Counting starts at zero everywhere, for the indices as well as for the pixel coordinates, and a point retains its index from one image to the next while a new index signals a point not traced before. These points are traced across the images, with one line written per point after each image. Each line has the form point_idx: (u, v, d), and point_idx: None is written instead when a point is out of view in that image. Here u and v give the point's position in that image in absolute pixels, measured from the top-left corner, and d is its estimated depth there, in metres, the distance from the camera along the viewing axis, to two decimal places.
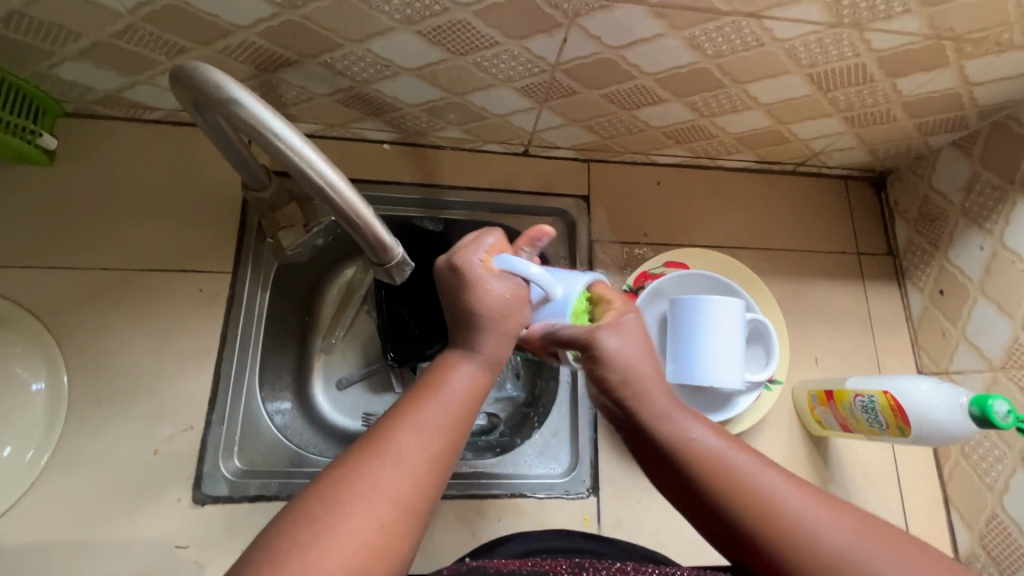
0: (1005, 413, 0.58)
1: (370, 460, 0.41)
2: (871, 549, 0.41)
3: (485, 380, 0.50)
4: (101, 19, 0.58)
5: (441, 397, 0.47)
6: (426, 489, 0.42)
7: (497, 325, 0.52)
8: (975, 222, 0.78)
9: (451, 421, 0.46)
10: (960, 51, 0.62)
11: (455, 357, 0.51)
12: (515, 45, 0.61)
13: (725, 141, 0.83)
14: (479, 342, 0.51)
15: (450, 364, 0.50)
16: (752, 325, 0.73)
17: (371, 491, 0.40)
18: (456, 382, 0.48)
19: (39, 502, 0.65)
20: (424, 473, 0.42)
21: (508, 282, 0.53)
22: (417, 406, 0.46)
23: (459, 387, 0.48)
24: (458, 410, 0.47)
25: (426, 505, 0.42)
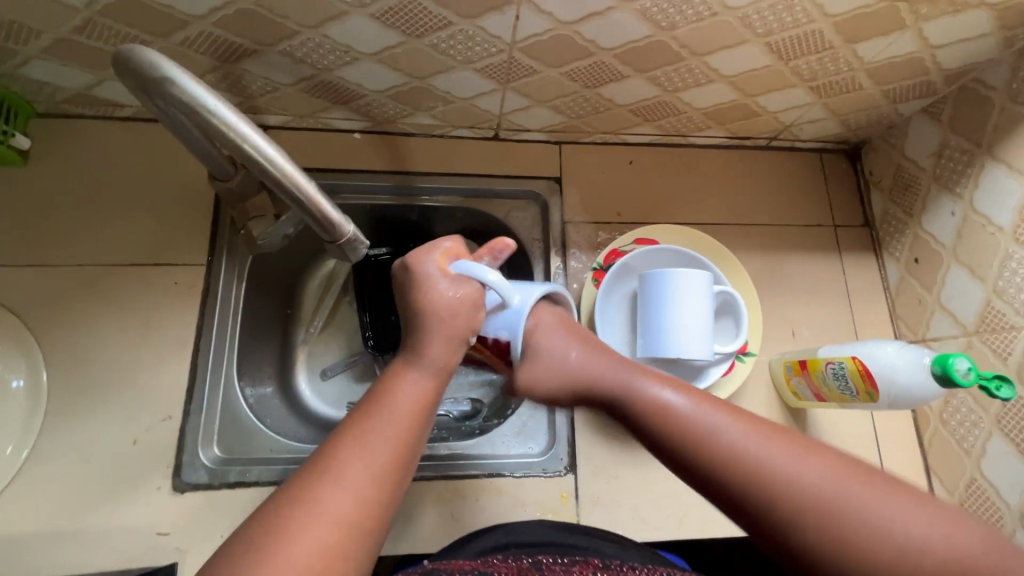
0: (966, 370, 0.58)
1: (319, 480, 0.44)
2: (819, 474, 0.47)
3: (433, 389, 0.53)
4: (61, 14, 0.59)
5: (387, 412, 0.50)
6: (375, 504, 0.45)
7: (446, 331, 0.56)
8: (946, 187, 0.78)
9: (398, 434, 0.49)
10: (916, 12, 0.62)
11: (402, 370, 0.54)
12: (469, 24, 0.61)
13: (693, 117, 0.83)
14: (428, 353, 0.55)
15: (401, 376, 0.53)
16: (720, 296, 0.73)
17: (314, 516, 0.42)
18: (403, 395, 0.51)
19: (22, 494, 0.66)
20: (372, 491, 0.45)
21: (457, 285, 0.58)
22: (362, 424, 0.49)
23: (405, 403, 0.51)
24: (404, 426, 0.49)
25: (375, 522, 0.44)
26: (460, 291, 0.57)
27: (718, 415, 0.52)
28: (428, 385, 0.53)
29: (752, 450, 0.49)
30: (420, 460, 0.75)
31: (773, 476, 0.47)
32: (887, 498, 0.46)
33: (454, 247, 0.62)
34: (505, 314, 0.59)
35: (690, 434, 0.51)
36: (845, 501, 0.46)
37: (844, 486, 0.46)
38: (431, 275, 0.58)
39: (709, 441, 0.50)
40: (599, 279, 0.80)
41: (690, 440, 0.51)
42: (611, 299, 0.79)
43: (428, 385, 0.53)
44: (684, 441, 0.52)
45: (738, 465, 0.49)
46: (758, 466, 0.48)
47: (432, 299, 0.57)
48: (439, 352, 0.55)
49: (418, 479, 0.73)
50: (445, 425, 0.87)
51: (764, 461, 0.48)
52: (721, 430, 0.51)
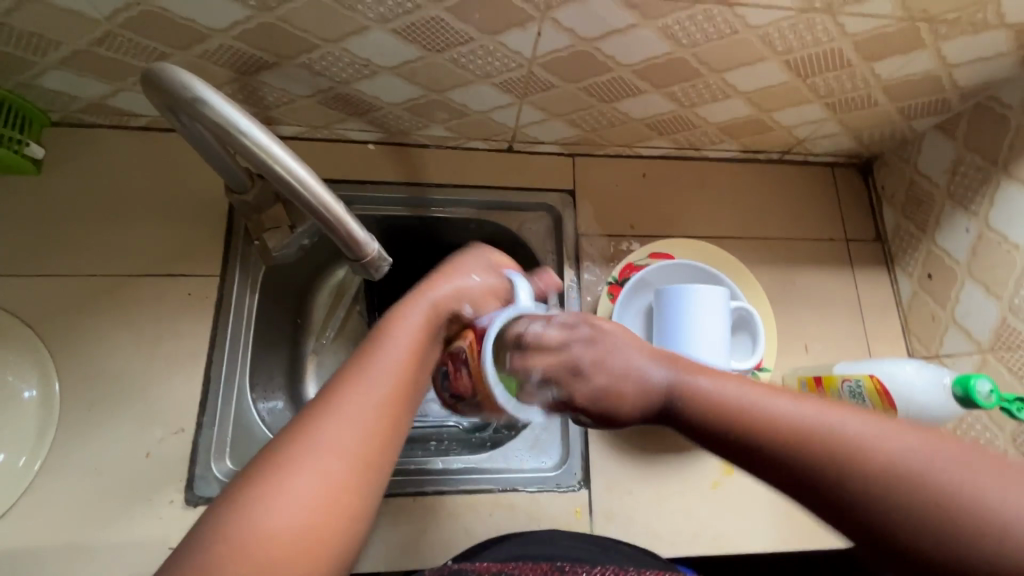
0: (988, 393, 0.59)
1: (318, 415, 0.40)
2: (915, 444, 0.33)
3: (430, 322, 0.50)
4: (81, 27, 0.59)
5: (382, 351, 0.45)
6: (380, 438, 0.41)
7: (455, 284, 0.55)
8: (961, 204, 0.78)
9: (399, 370, 0.44)
10: (936, 32, 0.62)
11: (397, 311, 0.50)
12: (490, 40, 0.61)
13: (708, 131, 0.83)
14: (425, 296, 0.52)
15: (399, 316, 0.50)
16: (736, 313, 0.73)
17: (316, 451, 0.38)
18: (400, 329, 0.48)
19: (33, 507, 0.66)
20: (374, 423, 0.41)
21: (481, 263, 0.60)
22: (359, 361, 0.44)
23: (403, 335, 0.47)
24: (402, 358, 0.45)
25: (381, 454, 0.41)
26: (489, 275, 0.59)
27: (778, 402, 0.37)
28: (425, 320, 0.50)
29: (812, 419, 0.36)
30: (434, 474, 0.74)
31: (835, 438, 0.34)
32: (992, 473, 0.31)
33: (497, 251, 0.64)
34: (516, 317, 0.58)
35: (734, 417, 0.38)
36: (970, 488, 0.31)
37: (929, 443, 0.33)
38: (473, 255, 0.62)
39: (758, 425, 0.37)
40: (615, 293, 0.79)
41: (732, 429, 0.38)
42: (627, 313, 0.78)
43: (424, 319, 0.50)
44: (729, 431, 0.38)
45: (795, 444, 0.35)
46: (816, 432, 0.35)
47: (450, 263, 0.59)
48: (440, 295, 0.53)
49: (433, 493, 0.73)
50: (456, 437, 0.87)
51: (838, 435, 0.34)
52: (766, 407, 0.38)
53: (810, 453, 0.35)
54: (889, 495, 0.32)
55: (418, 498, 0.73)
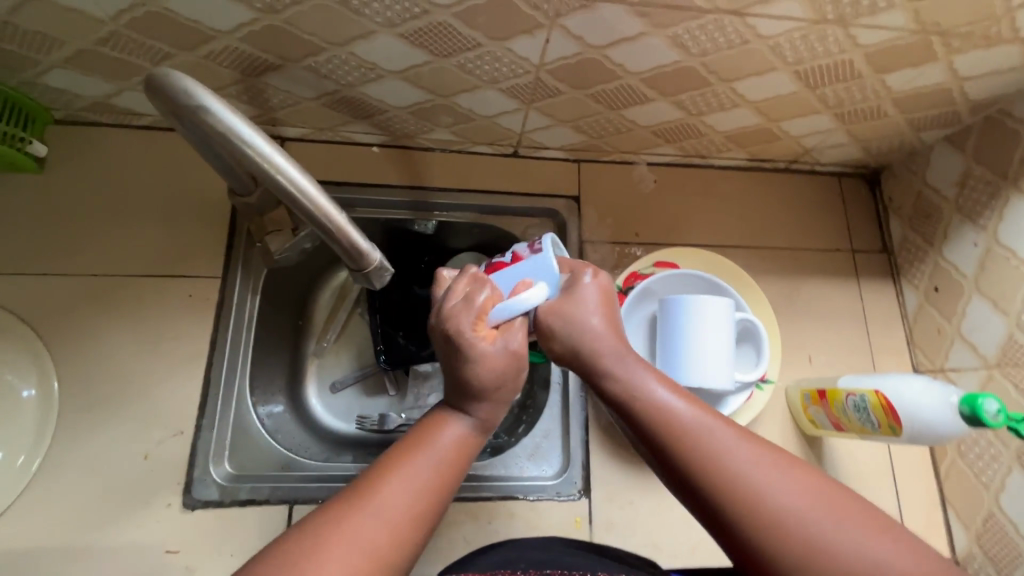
0: (996, 412, 0.57)
1: (356, 512, 0.42)
2: (780, 481, 0.43)
3: (476, 443, 0.50)
4: (85, 26, 0.59)
5: (430, 458, 0.47)
6: (399, 555, 0.42)
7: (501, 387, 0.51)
8: (969, 217, 0.77)
9: (439, 482, 0.46)
10: (948, 46, 0.61)
11: (447, 412, 0.50)
12: (497, 46, 0.61)
13: (715, 139, 0.82)
14: (472, 408, 0.50)
15: (448, 416, 0.50)
16: (740, 324, 0.73)
17: (348, 546, 0.40)
18: (449, 436, 0.48)
19: (30, 508, 0.65)
20: (403, 534, 0.43)
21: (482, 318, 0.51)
22: (404, 462, 0.46)
23: (448, 448, 0.48)
24: (444, 471, 0.46)
25: (401, 563, 0.42)
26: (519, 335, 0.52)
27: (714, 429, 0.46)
28: (473, 437, 0.50)
29: (712, 443, 0.46)
30: None
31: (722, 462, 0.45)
32: (830, 513, 0.42)
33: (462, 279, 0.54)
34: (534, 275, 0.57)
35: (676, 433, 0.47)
36: (800, 521, 0.42)
37: (791, 488, 0.43)
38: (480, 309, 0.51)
39: (690, 445, 0.46)
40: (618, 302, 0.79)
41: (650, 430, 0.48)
42: (630, 325, 0.78)
43: (473, 437, 0.50)
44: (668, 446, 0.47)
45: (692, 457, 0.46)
46: (708, 455, 0.45)
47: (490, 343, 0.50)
48: (486, 408, 0.50)
49: None
50: None
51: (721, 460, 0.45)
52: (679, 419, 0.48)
53: (723, 479, 0.44)
54: (772, 534, 0.42)
55: None
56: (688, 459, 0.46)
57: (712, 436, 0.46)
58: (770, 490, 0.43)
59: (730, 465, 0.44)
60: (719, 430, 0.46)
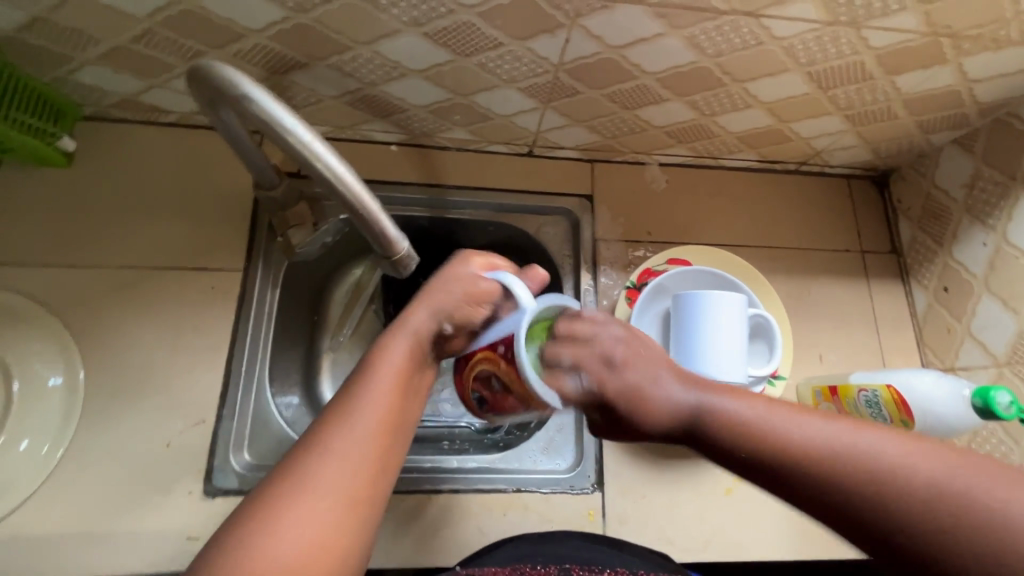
0: (1007, 404, 0.59)
1: (311, 459, 0.44)
2: (848, 437, 0.40)
3: (408, 348, 0.53)
4: (121, 24, 0.61)
5: (369, 381, 0.49)
6: (361, 478, 0.45)
7: (428, 303, 0.55)
8: (978, 218, 0.79)
9: (381, 401, 0.48)
10: (958, 48, 0.63)
11: (386, 339, 0.53)
12: (519, 45, 0.63)
13: (727, 140, 0.84)
14: (404, 323, 0.54)
15: (383, 340, 0.53)
16: (754, 320, 0.74)
17: (305, 490, 0.43)
18: (386, 357, 0.51)
19: (54, 493, 0.66)
20: (358, 459, 0.45)
21: (474, 278, 0.55)
22: (347, 390, 0.49)
23: (387, 363, 0.51)
24: (384, 388, 0.49)
25: (369, 481, 0.45)
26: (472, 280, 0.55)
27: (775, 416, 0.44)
28: (410, 347, 0.53)
29: (769, 423, 0.43)
30: (447, 471, 0.75)
31: (787, 439, 0.42)
32: (904, 449, 0.39)
33: (500, 262, 0.58)
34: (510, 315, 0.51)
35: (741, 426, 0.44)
36: (883, 466, 0.38)
37: (858, 438, 0.40)
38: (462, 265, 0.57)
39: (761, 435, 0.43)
40: (632, 298, 0.80)
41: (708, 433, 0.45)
42: (644, 320, 0.79)
43: (411, 345, 0.53)
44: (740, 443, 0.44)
45: (759, 441, 0.42)
46: (771, 435, 0.42)
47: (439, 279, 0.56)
48: (417, 320, 0.54)
49: (448, 492, 0.74)
50: (468, 437, 0.88)
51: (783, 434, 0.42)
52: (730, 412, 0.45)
53: (794, 450, 0.41)
54: (869, 487, 0.38)
55: (432, 497, 0.73)
56: (749, 442, 0.43)
57: (766, 414, 0.44)
58: (847, 448, 0.40)
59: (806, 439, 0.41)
60: (771, 408, 0.44)
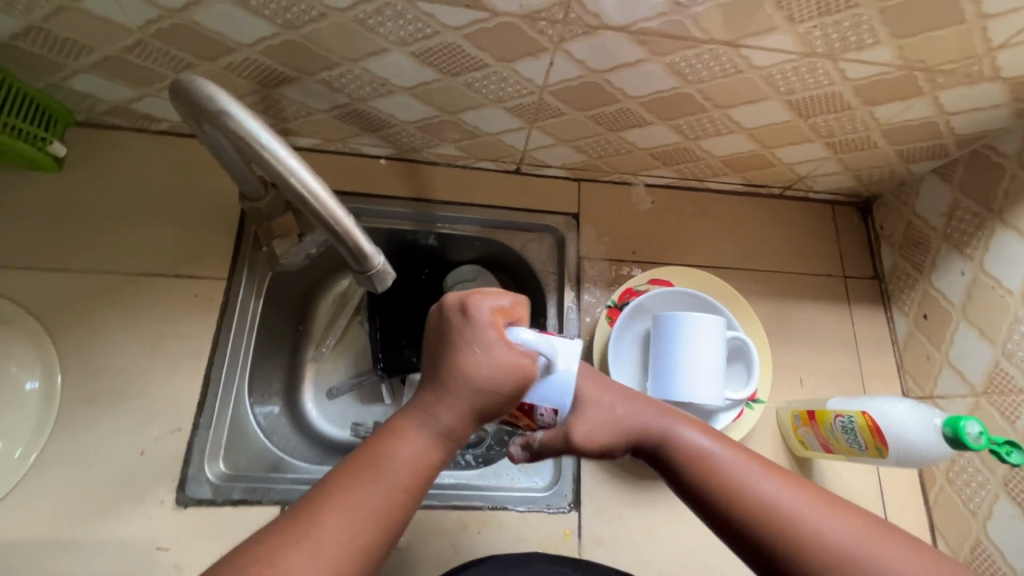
0: (977, 434, 0.59)
1: (293, 555, 0.40)
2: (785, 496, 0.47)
3: (434, 461, 0.47)
4: (114, 34, 0.62)
5: (380, 482, 0.44)
6: None
7: (460, 401, 0.48)
8: (957, 247, 0.80)
9: (388, 510, 0.44)
10: (933, 82, 0.64)
11: (408, 423, 0.48)
12: (504, 67, 0.64)
13: (711, 163, 0.85)
14: (436, 419, 0.47)
15: (407, 434, 0.47)
16: (732, 342, 0.74)
17: None
18: (406, 457, 0.46)
19: (24, 498, 0.66)
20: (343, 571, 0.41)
21: (510, 351, 0.49)
22: (354, 484, 0.44)
23: (403, 469, 0.45)
24: (394, 500, 0.44)
25: None
26: (516, 361, 0.49)
27: (752, 468, 0.49)
28: (433, 446, 0.47)
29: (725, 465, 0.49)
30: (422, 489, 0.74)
31: (732, 477, 0.49)
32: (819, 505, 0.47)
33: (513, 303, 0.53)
34: (545, 384, 0.51)
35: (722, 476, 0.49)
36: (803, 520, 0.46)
37: (790, 495, 0.47)
38: (482, 329, 0.49)
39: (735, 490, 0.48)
40: (613, 317, 0.81)
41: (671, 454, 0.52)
42: (624, 339, 0.79)
43: (436, 450, 0.47)
44: (712, 489, 0.49)
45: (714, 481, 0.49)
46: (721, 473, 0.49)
47: (466, 361, 0.48)
48: (451, 413, 0.48)
49: (422, 508, 0.73)
50: None
51: (731, 477, 0.49)
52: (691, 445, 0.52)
53: (736, 493, 0.48)
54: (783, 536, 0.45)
55: None
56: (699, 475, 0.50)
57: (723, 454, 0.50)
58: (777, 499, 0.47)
59: (730, 472, 0.49)
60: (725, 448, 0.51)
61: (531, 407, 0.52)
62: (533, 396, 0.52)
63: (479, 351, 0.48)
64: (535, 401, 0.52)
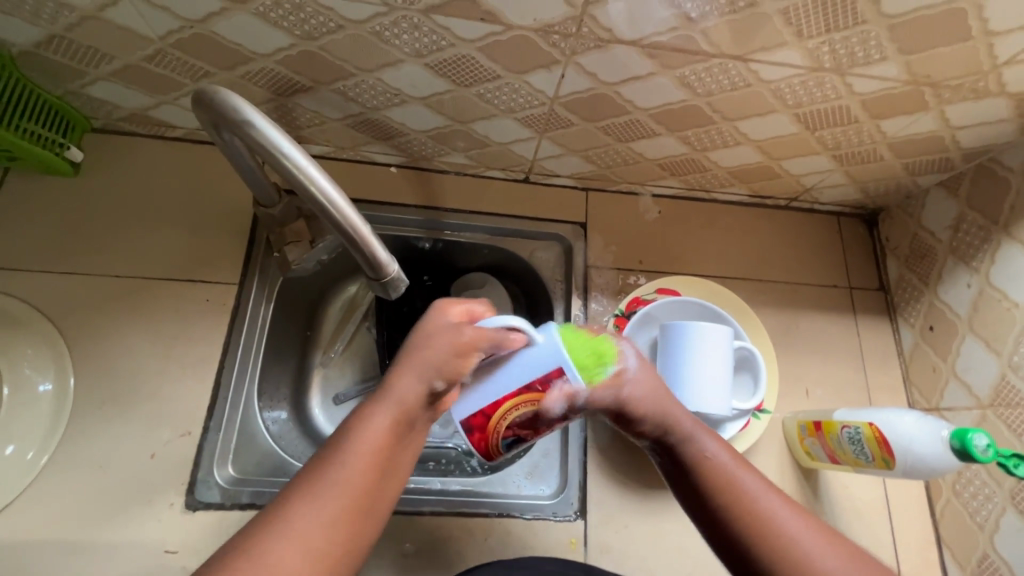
0: (984, 447, 0.59)
1: (270, 535, 0.43)
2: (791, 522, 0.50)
3: (399, 427, 0.50)
4: (135, 43, 0.63)
5: (346, 454, 0.47)
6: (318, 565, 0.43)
7: (415, 372, 0.51)
8: (963, 260, 0.80)
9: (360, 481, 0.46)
10: (939, 97, 0.65)
11: (371, 403, 0.51)
12: (516, 78, 0.65)
13: (718, 174, 0.86)
14: (393, 391, 0.51)
15: (370, 410, 0.50)
16: (739, 352, 0.74)
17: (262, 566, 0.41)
18: (371, 429, 0.49)
19: (35, 500, 0.66)
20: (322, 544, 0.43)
21: (458, 330, 0.53)
22: (325, 463, 0.47)
23: (370, 439, 0.48)
24: (365, 469, 0.47)
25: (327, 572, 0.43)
26: (465, 330, 0.52)
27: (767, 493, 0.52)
28: (390, 420, 0.50)
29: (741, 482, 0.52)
30: (427, 495, 0.75)
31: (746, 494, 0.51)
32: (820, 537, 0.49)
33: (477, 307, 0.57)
34: (532, 355, 0.51)
35: (732, 492, 0.52)
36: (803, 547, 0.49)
37: (795, 523, 0.50)
38: (439, 321, 0.54)
39: (741, 505, 0.51)
40: (621, 326, 0.81)
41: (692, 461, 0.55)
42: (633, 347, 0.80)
43: (398, 418, 0.50)
44: (718, 498, 0.52)
45: (727, 493, 0.52)
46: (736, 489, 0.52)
47: (420, 339, 0.53)
48: (401, 389, 0.51)
49: (428, 514, 0.73)
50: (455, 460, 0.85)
51: (743, 494, 0.52)
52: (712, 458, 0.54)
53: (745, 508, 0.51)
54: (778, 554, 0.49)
55: (413, 518, 0.73)
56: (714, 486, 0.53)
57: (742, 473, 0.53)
58: (782, 522, 0.50)
59: (745, 489, 0.52)
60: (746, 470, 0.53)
61: (544, 381, 0.50)
62: (534, 371, 0.51)
63: (426, 330, 0.54)
64: (539, 372, 0.50)
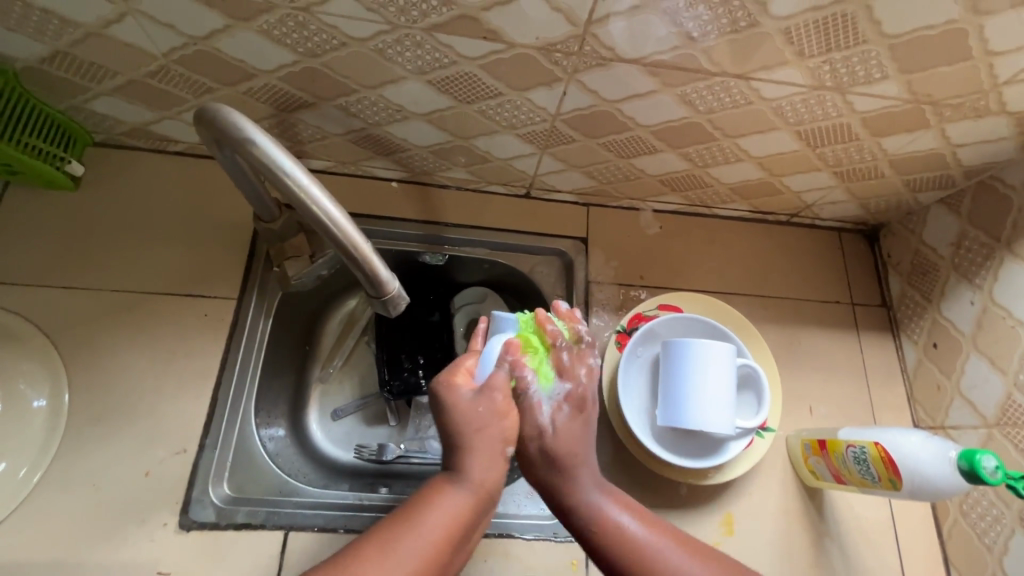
0: (994, 468, 0.58)
1: None
2: (654, 534, 0.55)
3: (472, 509, 0.51)
4: (139, 60, 0.64)
5: (418, 528, 0.48)
6: None
7: (487, 455, 0.54)
8: (965, 277, 0.80)
9: (429, 556, 0.47)
10: (940, 115, 0.65)
11: (444, 480, 0.53)
12: (518, 95, 0.65)
13: (719, 190, 0.86)
14: (468, 475, 0.53)
15: (442, 489, 0.52)
16: (743, 370, 0.73)
17: None
18: (444, 507, 0.50)
19: (27, 520, 0.65)
20: None
21: (485, 395, 0.56)
22: (393, 534, 0.48)
23: (442, 517, 0.50)
24: (434, 545, 0.48)
25: None
26: (494, 387, 0.56)
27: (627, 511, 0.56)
28: (469, 506, 0.51)
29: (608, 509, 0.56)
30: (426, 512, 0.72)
31: (605, 515, 0.56)
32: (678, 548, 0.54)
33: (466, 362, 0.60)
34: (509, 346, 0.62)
35: (626, 535, 0.54)
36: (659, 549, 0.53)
37: (656, 536, 0.55)
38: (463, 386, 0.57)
39: (622, 538, 0.54)
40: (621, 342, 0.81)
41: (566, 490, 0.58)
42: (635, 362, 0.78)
43: (472, 502, 0.52)
44: (590, 523, 0.56)
45: (594, 520, 0.56)
46: (601, 515, 0.56)
47: (472, 414, 0.55)
48: (478, 471, 0.53)
49: None
50: None
51: (607, 516, 0.56)
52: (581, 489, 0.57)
53: (610, 529, 0.55)
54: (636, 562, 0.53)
55: None
56: (584, 516, 0.56)
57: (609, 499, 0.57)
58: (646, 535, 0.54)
59: (606, 511, 0.56)
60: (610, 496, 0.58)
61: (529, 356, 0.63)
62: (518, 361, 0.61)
63: (465, 404, 0.55)
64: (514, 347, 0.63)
